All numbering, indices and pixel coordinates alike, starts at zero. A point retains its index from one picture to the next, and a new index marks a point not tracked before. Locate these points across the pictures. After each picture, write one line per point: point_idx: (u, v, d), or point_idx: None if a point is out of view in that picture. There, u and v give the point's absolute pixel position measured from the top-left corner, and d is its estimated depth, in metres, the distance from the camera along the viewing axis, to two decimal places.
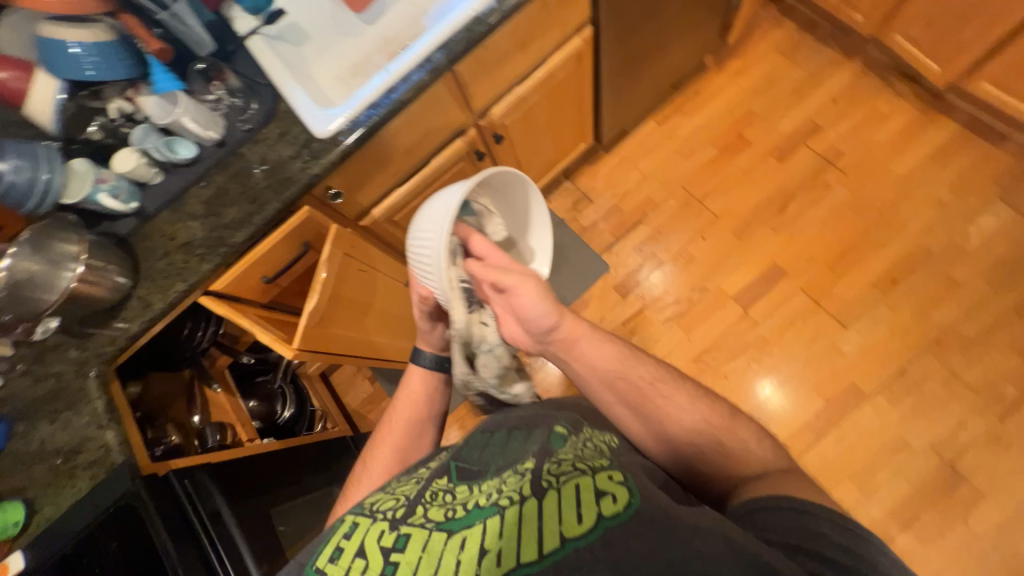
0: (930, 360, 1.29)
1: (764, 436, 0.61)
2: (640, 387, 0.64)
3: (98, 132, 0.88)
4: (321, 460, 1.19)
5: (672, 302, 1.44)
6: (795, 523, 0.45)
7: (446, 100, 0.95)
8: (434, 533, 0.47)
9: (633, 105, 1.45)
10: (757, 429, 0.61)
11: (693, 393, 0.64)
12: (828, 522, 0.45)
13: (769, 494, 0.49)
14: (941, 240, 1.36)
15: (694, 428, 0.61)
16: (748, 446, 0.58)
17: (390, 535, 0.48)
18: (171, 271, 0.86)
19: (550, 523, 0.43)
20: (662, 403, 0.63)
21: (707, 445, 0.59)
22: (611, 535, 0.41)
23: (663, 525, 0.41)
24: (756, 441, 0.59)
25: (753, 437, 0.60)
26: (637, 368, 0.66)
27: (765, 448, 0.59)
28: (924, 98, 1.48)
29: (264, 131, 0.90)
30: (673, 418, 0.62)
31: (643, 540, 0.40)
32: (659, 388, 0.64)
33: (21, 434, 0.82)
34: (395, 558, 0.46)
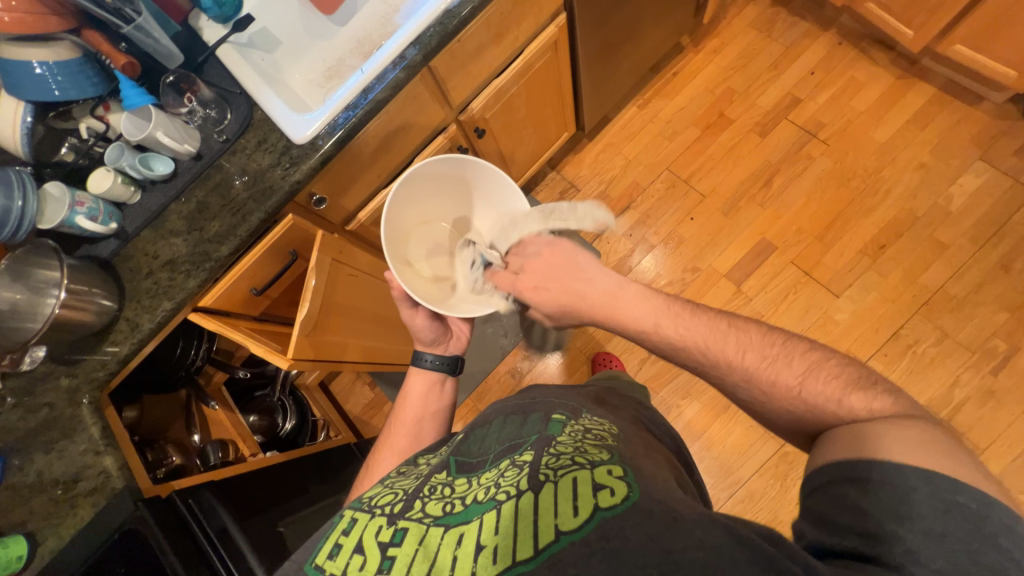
0: (922, 322, 1.30)
1: (849, 392, 0.50)
2: (692, 362, 0.60)
3: (70, 153, 0.86)
4: (327, 470, 1.18)
5: (665, 284, 1.44)
6: (884, 502, 0.41)
7: (424, 97, 0.94)
8: (432, 528, 0.47)
9: (613, 90, 1.44)
10: (844, 381, 0.51)
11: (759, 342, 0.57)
12: (923, 497, 0.40)
13: (852, 460, 0.45)
14: (925, 203, 1.38)
15: (758, 392, 0.55)
16: (821, 408, 0.50)
17: (387, 530, 0.48)
18: (157, 290, 0.84)
19: (546, 517, 0.43)
20: (718, 375, 0.57)
21: (776, 410, 0.54)
22: (607, 528, 0.41)
23: (662, 518, 0.41)
24: (838, 399, 0.50)
25: (833, 394, 0.50)
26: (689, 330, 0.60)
27: (853, 404, 0.49)
28: (899, 64, 1.49)
29: (241, 141, 0.88)
30: (730, 387, 0.57)
31: (640, 530, 0.40)
32: (715, 355, 0.57)
33: (17, 467, 0.80)
34: (391, 552, 0.46)
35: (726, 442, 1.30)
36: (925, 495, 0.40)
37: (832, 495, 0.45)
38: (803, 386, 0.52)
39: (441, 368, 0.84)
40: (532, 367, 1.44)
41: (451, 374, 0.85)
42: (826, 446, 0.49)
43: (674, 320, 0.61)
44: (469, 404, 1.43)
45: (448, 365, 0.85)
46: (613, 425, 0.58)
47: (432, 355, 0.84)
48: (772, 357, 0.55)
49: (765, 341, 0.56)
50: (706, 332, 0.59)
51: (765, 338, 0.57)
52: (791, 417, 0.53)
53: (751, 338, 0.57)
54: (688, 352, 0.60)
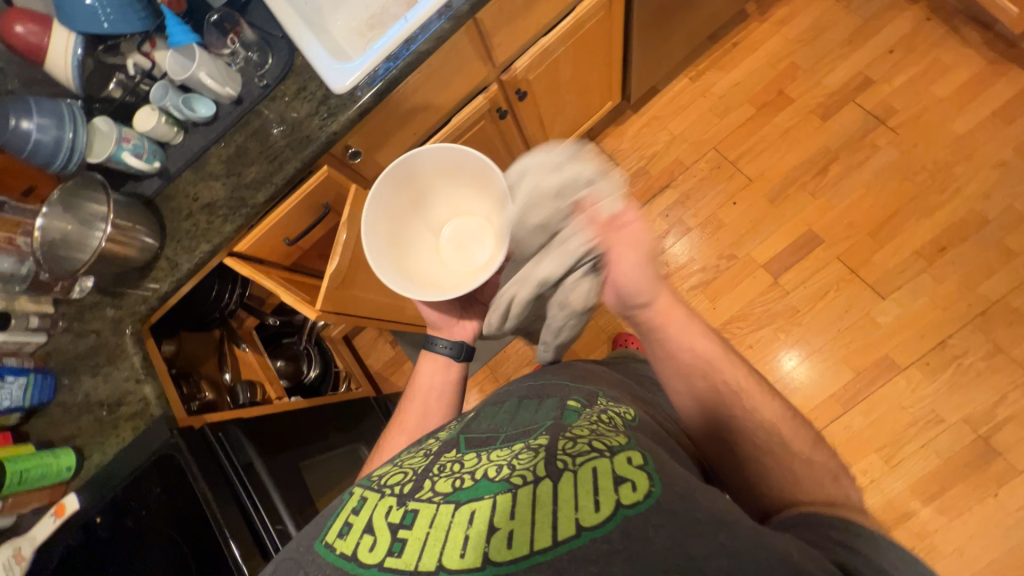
0: (973, 333, 1.22)
1: (842, 474, 0.54)
2: (724, 389, 0.61)
3: (118, 90, 0.87)
4: (347, 419, 1.23)
5: (697, 270, 1.39)
6: (867, 545, 0.42)
7: (467, 52, 0.90)
8: (442, 507, 0.46)
9: (665, 59, 1.35)
10: (838, 464, 0.55)
11: (781, 409, 0.59)
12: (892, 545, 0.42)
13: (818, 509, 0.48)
14: (1000, 205, 1.26)
15: (775, 440, 0.56)
16: (817, 469, 0.53)
17: (397, 511, 0.47)
18: (196, 232, 0.86)
19: (565, 510, 0.41)
20: (749, 406, 0.59)
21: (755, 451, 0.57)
22: (630, 526, 0.39)
23: (685, 518, 0.40)
24: (834, 478, 0.53)
25: (831, 470, 0.54)
26: (726, 372, 0.62)
27: (844, 486, 0.52)
28: (993, 47, 1.34)
29: (281, 87, 0.87)
30: (744, 419, 0.58)
31: (664, 533, 0.39)
32: (745, 394, 0.60)
33: (67, 386, 0.87)
34: (402, 534, 0.45)
35: None
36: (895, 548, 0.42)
37: (818, 532, 0.45)
38: (814, 453, 0.55)
39: (449, 353, 0.83)
40: None
41: (458, 359, 0.83)
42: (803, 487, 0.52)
43: (721, 357, 0.64)
44: (486, 370, 1.46)
45: (460, 352, 0.83)
46: (630, 408, 0.57)
47: (447, 340, 0.83)
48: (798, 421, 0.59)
49: (786, 403, 0.60)
50: (749, 378, 0.62)
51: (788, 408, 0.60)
52: (785, 468, 0.54)
53: (770, 406, 0.59)
54: (716, 379, 0.62)
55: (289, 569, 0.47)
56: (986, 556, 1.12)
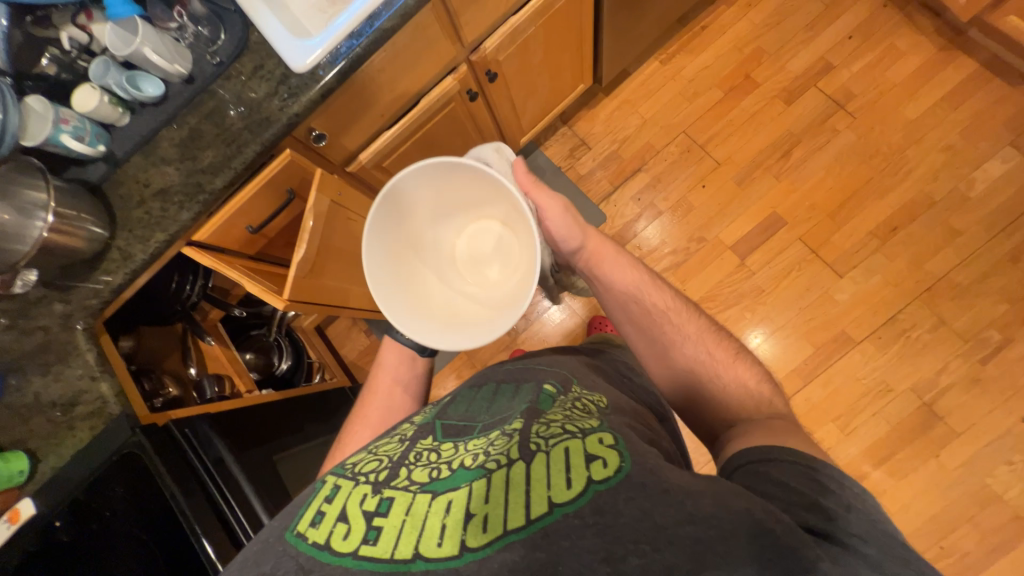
0: (921, 308, 1.30)
1: (762, 380, 0.60)
2: (653, 312, 0.66)
3: (52, 66, 0.79)
4: (321, 410, 1.21)
5: (668, 253, 1.42)
6: (800, 477, 0.45)
7: (433, 31, 0.87)
8: (418, 495, 0.46)
9: (636, 41, 1.35)
10: (758, 369, 0.61)
11: (703, 325, 0.65)
12: (826, 478, 0.45)
13: (760, 447, 0.49)
14: (946, 186, 1.34)
15: (704, 353, 0.62)
16: (745, 385, 0.59)
17: (372, 499, 0.47)
18: (149, 220, 0.82)
19: (538, 489, 0.43)
20: (675, 326, 0.65)
21: (694, 376, 0.62)
22: (602, 501, 0.41)
23: (653, 489, 0.41)
24: (755, 382, 0.60)
25: (753, 378, 0.60)
26: (653, 295, 0.68)
27: (763, 390, 0.59)
28: (943, 34, 1.40)
29: (236, 66, 0.82)
30: (677, 344, 0.64)
31: (633, 504, 0.40)
32: (671, 319, 0.65)
33: (15, 386, 0.82)
34: (378, 522, 0.45)
35: None
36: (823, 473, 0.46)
37: (755, 475, 0.46)
38: (738, 358, 0.62)
39: (412, 345, 0.81)
40: (527, 326, 1.45)
41: (423, 353, 0.81)
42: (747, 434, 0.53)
43: (650, 283, 0.69)
44: (463, 357, 1.46)
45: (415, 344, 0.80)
46: (604, 396, 0.57)
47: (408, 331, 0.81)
48: (721, 332, 0.65)
49: (709, 320, 0.66)
50: (675, 296, 0.68)
51: (709, 324, 0.66)
52: (717, 385, 0.60)
53: (692, 326, 0.65)
54: (646, 306, 0.67)
55: (257, 559, 0.45)
56: (928, 511, 1.22)
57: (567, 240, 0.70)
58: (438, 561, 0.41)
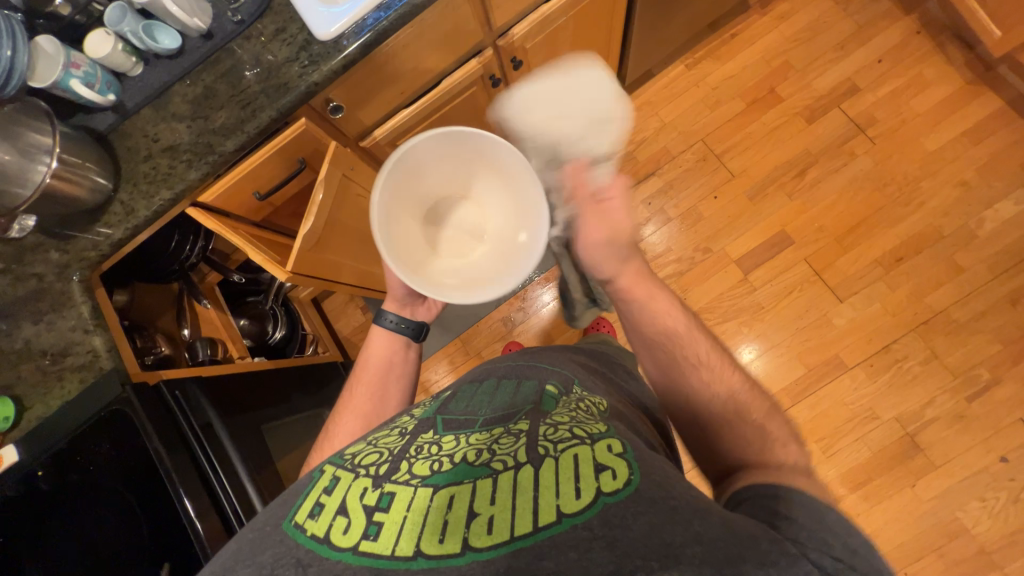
0: (915, 340, 1.32)
1: (795, 445, 0.55)
2: (683, 360, 0.62)
3: (66, 7, 0.77)
4: (311, 381, 1.21)
5: (672, 260, 1.42)
6: (808, 514, 0.44)
7: (464, 11, 0.84)
8: (420, 489, 0.46)
9: (663, 43, 1.33)
10: (793, 436, 0.56)
11: (737, 378, 0.60)
12: (836, 515, 0.44)
13: (768, 483, 0.48)
14: (955, 222, 1.34)
15: (730, 406, 0.58)
16: (771, 445, 0.54)
17: (372, 493, 0.47)
18: (155, 176, 0.80)
19: (547, 496, 0.42)
20: (706, 378, 0.60)
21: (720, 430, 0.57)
22: (610, 514, 0.40)
23: (662, 506, 0.41)
24: (786, 444, 0.54)
25: (783, 438, 0.55)
26: (686, 343, 0.63)
27: (794, 453, 0.54)
28: (973, 68, 1.38)
29: (257, 26, 0.80)
30: (706, 396, 0.59)
31: (643, 520, 0.40)
32: (704, 368, 0.61)
33: (5, 331, 0.81)
34: (377, 517, 0.44)
35: None
36: (833, 515, 0.44)
37: (761, 503, 0.46)
38: (768, 419, 0.56)
39: (404, 331, 0.82)
40: (525, 319, 1.45)
41: (416, 338, 0.83)
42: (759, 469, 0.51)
43: (687, 328, 0.64)
44: (457, 344, 1.46)
45: (411, 329, 0.82)
46: (605, 399, 0.58)
47: (396, 314, 0.81)
48: (756, 391, 0.60)
49: (748, 377, 0.61)
50: (711, 344, 0.63)
51: (745, 380, 0.60)
52: (739, 442, 0.56)
53: (726, 379, 0.60)
54: (677, 347, 0.63)
55: (252, 547, 0.46)
56: (897, 538, 1.25)
57: (599, 267, 0.67)
58: (441, 557, 0.41)
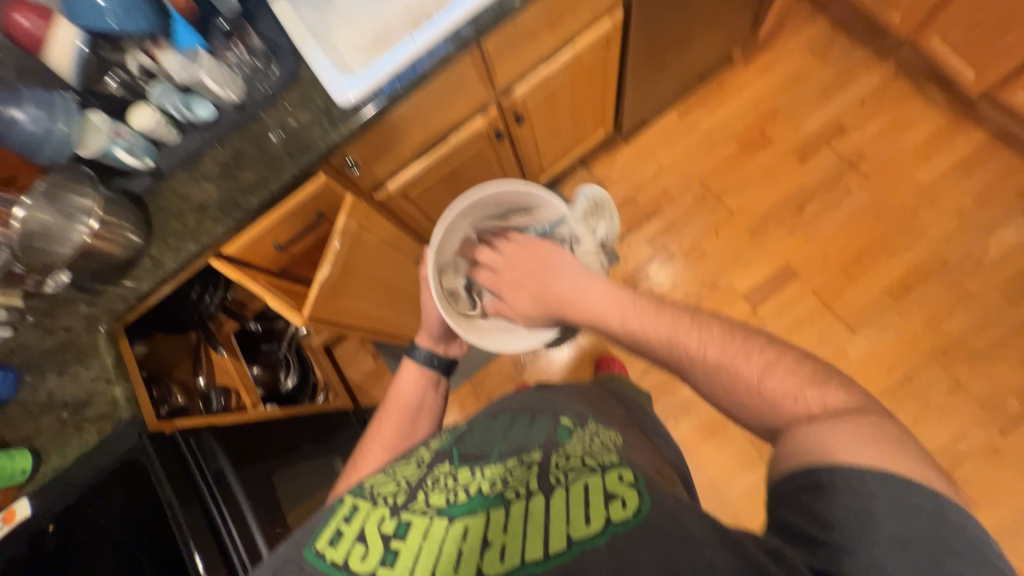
0: (936, 370, 1.28)
1: (809, 388, 0.50)
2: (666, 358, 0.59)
3: (118, 88, 0.86)
4: (321, 429, 1.19)
5: (679, 296, 1.43)
6: (852, 506, 0.41)
7: (470, 76, 0.93)
8: (435, 520, 0.46)
9: (655, 96, 1.42)
10: (805, 375, 0.51)
11: (723, 344, 0.55)
12: (886, 499, 0.41)
13: (806, 466, 0.45)
14: (959, 249, 1.35)
15: (722, 388, 0.53)
16: (790, 408, 0.49)
17: (389, 521, 0.47)
18: (185, 232, 0.85)
19: (557, 523, 0.43)
20: (689, 362, 0.56)
21: (738, 411, 0.53)
22: (619, 542, 0.40)
23: (671, 534, 0.40)
24: (794, 396, 0.50)
25: (792, 391, 0.50)
26: (658, 337, 0.59)
27: (810, 401, 0.49)
28: (954, 105, 1.45)
29: (284, 96, 0.88)
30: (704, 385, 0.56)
31: (650, 548, 0.39)
32: (683, 353, 0.57)
33: (30, 384, 0.83)
34: (394, 545, 0.45)
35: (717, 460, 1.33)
36: (884, 501, 0.41)
37: (800, 502, 0.44)
38: (766, 387, 0.51)
39: (435, 366, 0.84)
40: (535, 360, 1.45)
41: (446, 375, 0.84)
42: (788, 445, 0.48)
43: (647, 318, 0.61)
44: (468, 388, 1.45)
45: (441, 365, 0.84)
46: (617, 434, 0.57)
47: (427, 350, 0.84)
48: (741, 349, 0.54)
49: (729, 334, 0.55)
50: (670, 322, 0.60)
51: (727, 336, 0.55)
52: (755, 413, 0.52)
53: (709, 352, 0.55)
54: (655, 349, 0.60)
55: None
56: None
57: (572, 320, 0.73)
58: None
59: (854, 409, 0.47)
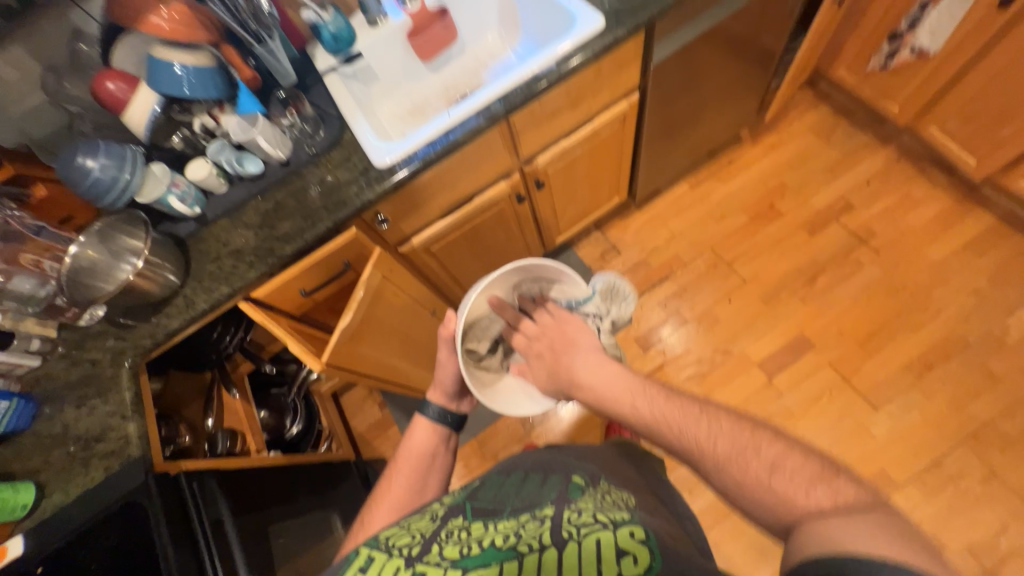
0: (968, 455, 1.22)
1: (818, 483, 0.46)
2: (669, 444, 0.54)
3: (180, 143, 0.95)
4: (323, 482, 1.16)
5: (693, 361, 1.42)
6: None
7: (497, 145, 1.01)
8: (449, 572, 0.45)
9: (667, 168, 1.51)
10: (814, 470, 0.47)
11: (731, 432, 0.51)
12: None
13: (818, 557, 0.40)
14: (979, 328, 1.33)
15: (731, 482, 0.49)
16: (794, 499, 0.45)
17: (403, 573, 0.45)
18: (219, 274, 0.90)
19: None
20: (694, 450, 0.52)
21: (747, 507, 0.48)
22: None
23: None
24: (804, 490, 0.45)
25: (800, 488, 0.46)
26: (666, 423, 0.55)
27: (822, 496, 0.44)
28: (958, 188, 1.50)
29: (327, 156, 0.97)
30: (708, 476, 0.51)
31: None
32: (688, 440, 0.53)
33: (47, 416, 0.85)
34: None
35: (735, 542, 1.24)
36: None
37: None
38: (779, 483, 0.46)
39: (445, 423, 0.82)
40: (543, 420, 1.42)
41: (456, 430, 0.83)
42: (800, 540, 0.43)
43: (652, 401, 0.58)
44: (474, 445, 1.41)
45: (454, 421, 0.82)
46: (631, 495, 0.55)
47: (440, 406, 0.81)
48: (751, 440, 0.50)
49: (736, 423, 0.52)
50: (676, 409, 0.56)
51: (733, 424, 0.52)
52: (761, 508, 0.47)
53: (717, 443, 0.51)
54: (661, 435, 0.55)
55: None
56: None
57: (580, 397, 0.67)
58: None
59: (865, 506, 0.42)
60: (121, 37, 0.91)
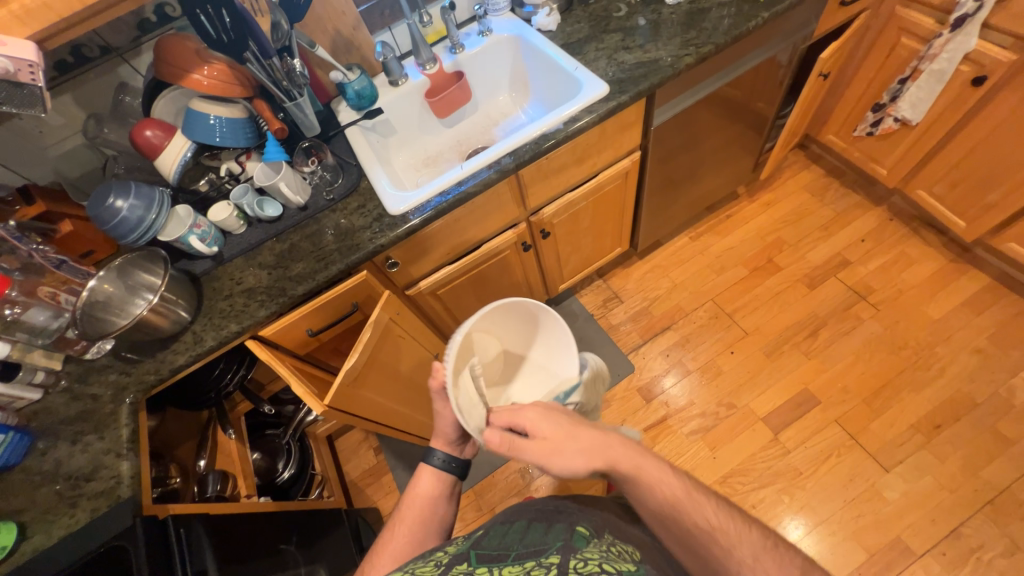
0: (987, 525, 1.16)
1: None
2: (697, 528, 0.53)
3: (206, 186, 1.01)
4: (312, 531, 1.11)
5: (696, 414, 1.40)
6: None
7: (506, 196, 1.07)
8: None
9: (668, 221, 1.57)
10: None
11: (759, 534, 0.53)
12: None
13: None
14: (985, 389, 1.32)
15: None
16: None
17: None
18: (230, 312, 0.92)
19: None
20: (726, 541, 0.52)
21: None
22: None
23: None
24: None
25: None
26: (699, 508, 0.54)
27: None
28: (951, 249, 1.54)
29: (344, 202, 1.02)
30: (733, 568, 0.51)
31: None
32: (718, 528, 0.53)
33: (39, 451, 0.83)
34: None
35: None
36: None
37: None
38: None
39: (448, 469, 0.78)
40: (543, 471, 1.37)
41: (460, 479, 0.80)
42: None
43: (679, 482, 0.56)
44: (470, 496, 1.36)
45: (459, 468, 0.79)
46: (637, 551, 0.53)
47: (446, 454, 0.79)
48: (776, 542, 0.54)
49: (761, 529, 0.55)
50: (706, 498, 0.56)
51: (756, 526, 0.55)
52: None
53: (746, 539, 0.53)
54: (690, 518, 0.53)
55: None
56: None
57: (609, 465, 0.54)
58: None
59: None
60: (163, 91, 0.98)
